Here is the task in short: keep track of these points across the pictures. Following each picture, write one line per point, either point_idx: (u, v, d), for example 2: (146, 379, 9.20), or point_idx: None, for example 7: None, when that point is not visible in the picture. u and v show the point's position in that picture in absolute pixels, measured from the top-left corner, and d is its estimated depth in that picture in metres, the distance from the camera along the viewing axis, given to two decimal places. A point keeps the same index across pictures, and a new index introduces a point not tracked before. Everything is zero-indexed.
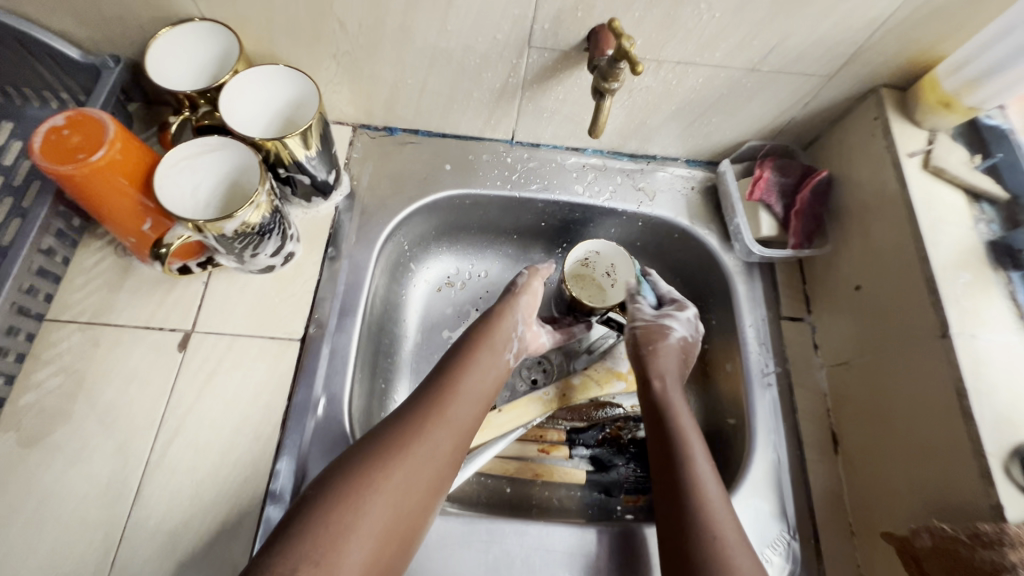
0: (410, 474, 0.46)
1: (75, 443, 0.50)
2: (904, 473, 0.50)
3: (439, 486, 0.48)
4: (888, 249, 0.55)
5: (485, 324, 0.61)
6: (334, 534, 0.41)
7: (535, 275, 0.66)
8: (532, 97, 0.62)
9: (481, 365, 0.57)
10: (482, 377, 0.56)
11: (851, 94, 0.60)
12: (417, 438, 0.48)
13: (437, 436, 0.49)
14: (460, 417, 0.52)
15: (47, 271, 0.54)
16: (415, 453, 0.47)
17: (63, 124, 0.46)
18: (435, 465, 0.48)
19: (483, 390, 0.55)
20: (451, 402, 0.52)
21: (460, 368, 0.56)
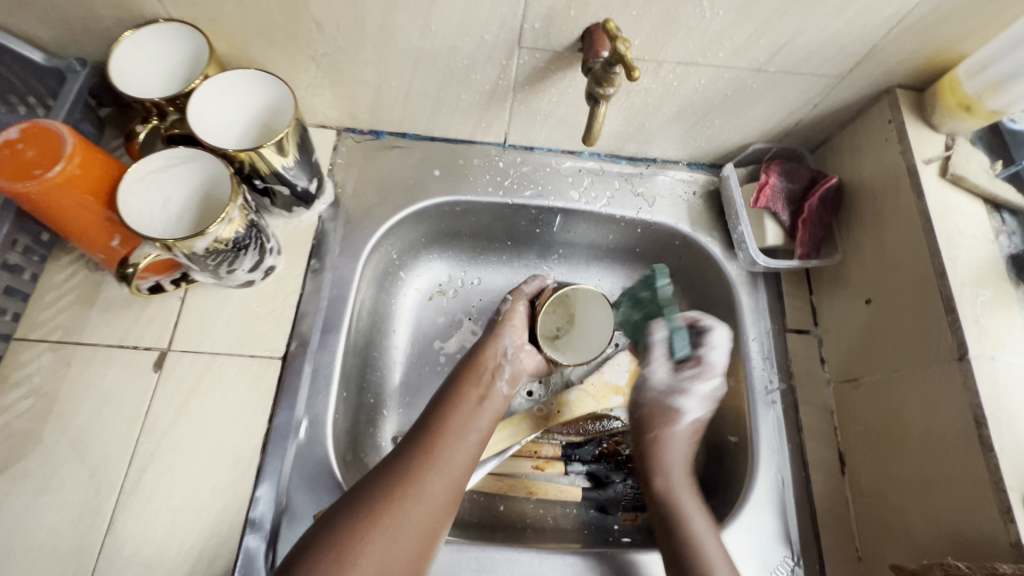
0: (393, 539, 0.46)
1: (45, 470, 0.48)
2: (916, 501, 0.47)
3: (427, 543, 0.48)
4: (902, 262, 0.52)
5: (471, 364, 0.59)
6: None
7: (520, 298, 0.63)
8: (525, 99, 0.58)
9: (469, 404, 0.56)
10: (471, 417, 0.55)
11: (863, 94, 0.56)
12: (399, 495, 0.47)
13: (422, 492, 0.48)
14: (447, 466, 0.51)
15: (14, 288, 0.51)
16: (398, 516, 0.47)
17: (18, 137, 0.43)
18: (430, 509, 0.48)
19: (474, 432, 0.54)
20: (445, 443, 0.52)
21: (446, 413, 0.55)
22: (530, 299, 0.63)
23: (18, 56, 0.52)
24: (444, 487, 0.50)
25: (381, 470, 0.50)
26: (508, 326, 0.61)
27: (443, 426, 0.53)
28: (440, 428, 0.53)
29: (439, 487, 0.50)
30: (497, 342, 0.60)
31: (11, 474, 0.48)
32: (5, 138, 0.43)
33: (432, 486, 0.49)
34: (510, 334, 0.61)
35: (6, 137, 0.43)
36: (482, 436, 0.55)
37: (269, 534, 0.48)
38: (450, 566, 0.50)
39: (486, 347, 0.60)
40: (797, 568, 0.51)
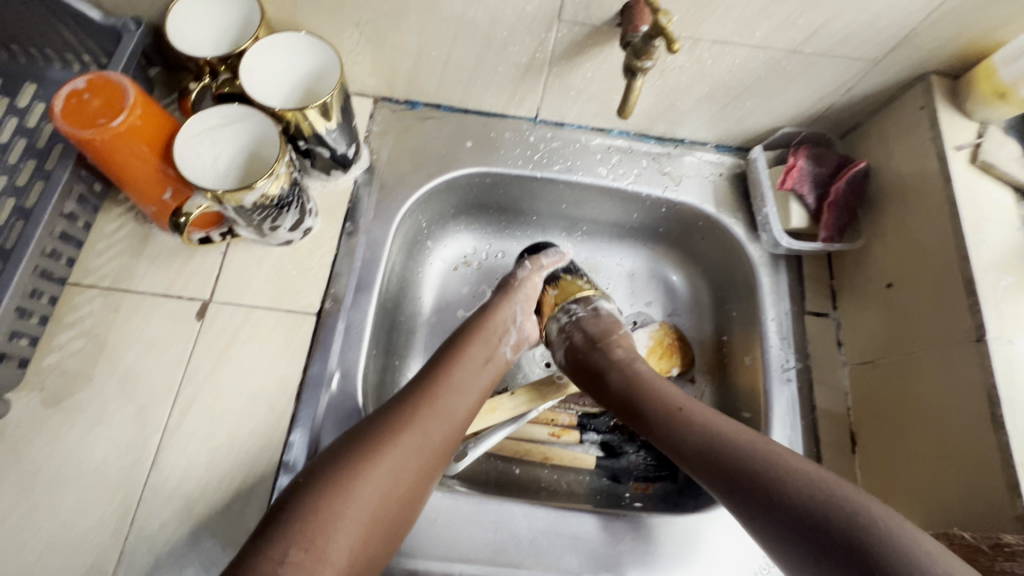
0: (393, 478, 0.44)
1: (95, 405, 0.51)
2: (925, 478, 0.49)
3: (424, 487, 0.46)
4: (926, 247, 0.53)
5: (481, 322, 0.58)
6: (323, 520, 0.40)
7: (537, 269, 0.64)
8: (559, 74, 0.59)
9: (473, 360, 0.55)
10: (475, 373, 0.54)
11: (897, 80, 0.56)
12: (399, 438, 0.46)
13: (423, 438, 0.47)
14: (447, 418, 0.49)
15: (69, 235, 0.54)
16: (397, 457, 0.45)
17: (84, 88, 0.46)
18: (425, 455, 0.46)
19: (475, 389, 0.53)
20: (445, 393, 0.51)
21: (446, 367, 0.53)
22: (546, 272, 0.65)
23: (76, 13, 0.54)
24: (444, 437, 0.48)
25: (377, 417, 0.47)
26: (522, 293, 0.62)
27: (444, 379, 0.52)
28: (440, 382, 0.51)
29: (438, 435, 0.48)
30: (508, 306, 0.60)
31: (64, 407, 0.51)
32: (73, 88, 0.45)
33: (434, 434, 0.48)
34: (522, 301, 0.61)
35: (73, 87, 0.45)
36: (482, 392, 0.54)
37: None
38: (471, 517, 0.52)
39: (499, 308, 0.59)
40: None
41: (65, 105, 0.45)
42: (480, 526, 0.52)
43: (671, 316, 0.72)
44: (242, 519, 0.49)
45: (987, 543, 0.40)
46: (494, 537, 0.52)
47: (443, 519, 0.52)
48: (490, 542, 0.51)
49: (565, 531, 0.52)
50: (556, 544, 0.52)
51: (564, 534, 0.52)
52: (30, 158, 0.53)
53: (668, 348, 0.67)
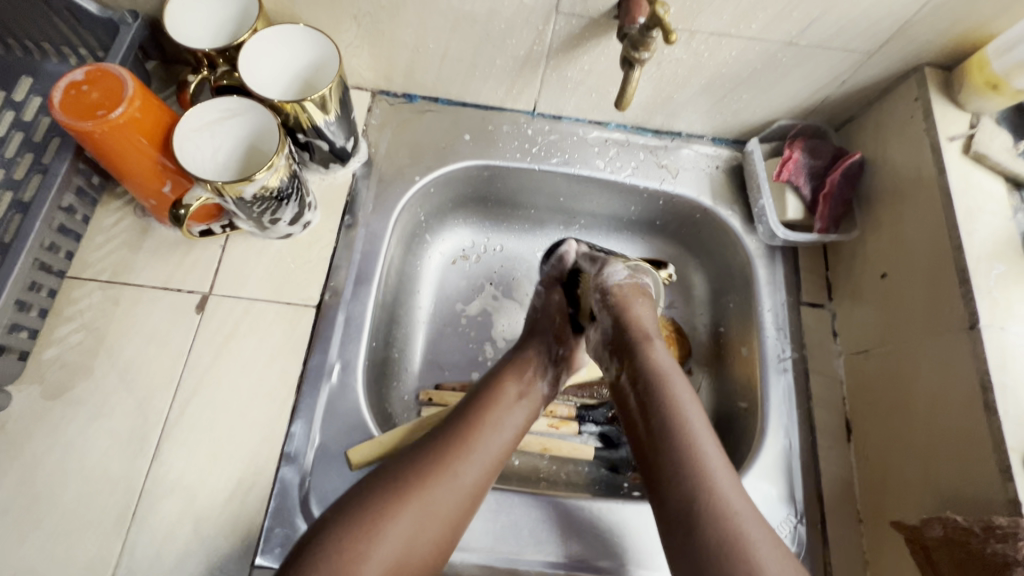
0: (418, 527, 0.44)
1: (96, 398, 0.51)
2: (919, 464, 0.49)
3: (454, 535, 0.46)
4: (919, 237, 0.53)
5: (511, 359, 0.57)
6: (348, 562, 0.41)
7: (550, 284, 0.65)
8: (557, 66, 0.60)
9: (510, 398, 0.53)
10: (512, 411, 0.53)
11: (892, 72, 0.57)
12: (430, 482, 0.45)
13: (454, 482, 0.46)
14: (480, 459, 0.49)
15: (68, 229, 0.54)
16: (427, 503, 0.44)
17: (82, 80, 0.46)
18: (457, 500, 0.46)
19: (511, 427, 0.52)
20: (483, 433, 0.50)
21: (482, 404, 0.52)
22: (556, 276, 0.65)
23: (72, 5, 0.54)
24: (477, 479, 0.47)
25: (409, 457, 0.47)
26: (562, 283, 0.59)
27: (479, 417, 0.51)
28: (476, 419, 0.51)
29: (470, 477, 0.47)
30: (536, 296, 0.58)
31: (65, 400, 0.51)
32: (71, 79, 0.45)
33: (464, 476, 0.47)
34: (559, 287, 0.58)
35: (72, 79, 0.45)
36: (518, 431, 0.52)
37: (302, 468, 0.51)
38: None
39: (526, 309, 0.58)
40: (800, 525, 0.53)
41: (64, 97, 0.45)
42: (480, 515, 0.52)
43: (669, 308, 0.73)
44: (243, 509, 0.49)
45: (979, 525, 0.41)
46: (494, 526, 0.52)
47: None
48: (490, 531, 0.52)
49: (564, 519, 0.53)
50: (556, 532, 0.52)
51: (563, 522, 0.53)
52: (27, 151, 0.53)
53: (664, 339, 0.67)
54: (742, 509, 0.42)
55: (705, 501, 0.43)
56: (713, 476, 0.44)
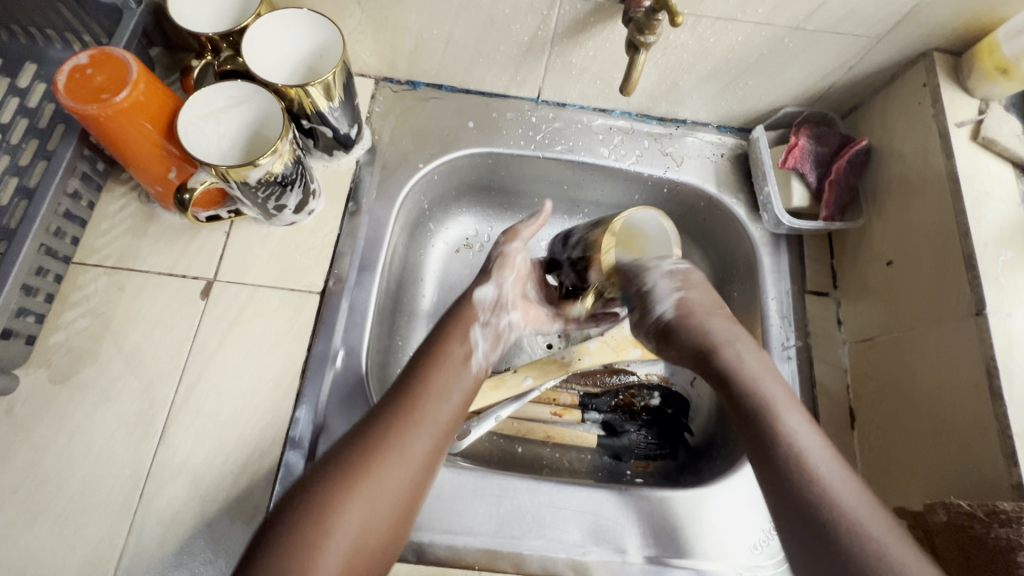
0: (370, 510, 0.41)
1: (103, 382, 0.52)
2: (923, 449, 0.49)
3: (410, 507, 0.43)
4: (926, 225, 0.53)
5: (453, 318, 0.54)
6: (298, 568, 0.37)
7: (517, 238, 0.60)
8: (562, 52, 0.59)
9: (454, 363, 0.51)
10: (456, 374, 0.50)
11: (900, 57, 0.56)
12: (376, 458, 0.42)
13: (403, 455, 0.43)
14: (431, 427, 0.46)
15: (73, 214, 0.54)
16: (376, 483, 0.42)
17: (86, 63, 0.45)
18: (408, 471, 0.43)
19: (457, 391, 0.50)
20: (425, 400, 0.47)
21: (424, 372, 0.49)
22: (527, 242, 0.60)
23: None
24: (427, 449, 0.45)
25: (350, 437, 0.44)
26: (499, 272, 0.58)
27: (421, 387, 0.48)
28: (419, 389, 0.48)
29: (420, 448, 0.45)
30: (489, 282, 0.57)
31: (72, 384, 0.51)
32: (76, 63, 0.45)
33: (414, 450, 0.44)
34: (497, 277, 0.57)
35: (76, 63, 0.45)
36: (465, 396, 0.50)
37: (307, 452, 0.52)
38: (475, 491, 0.53)
39: (476, 295, 0.56)
40: None
41: (69, 80, 0.44)
42: (484, 499, 0.53)
43: None
44: (249, 494, 0.49)
45: (982, 509, 0.41)
46: (498, 510, 0.52)
47: (448, 493, 0.52)
48: (494, 515, 0.52)
49: (566, 504, 0.53)
50: (558, 517, 0.53)
51: (565, 507, 0.53)
52: (32, 137, 0.53)
53: None
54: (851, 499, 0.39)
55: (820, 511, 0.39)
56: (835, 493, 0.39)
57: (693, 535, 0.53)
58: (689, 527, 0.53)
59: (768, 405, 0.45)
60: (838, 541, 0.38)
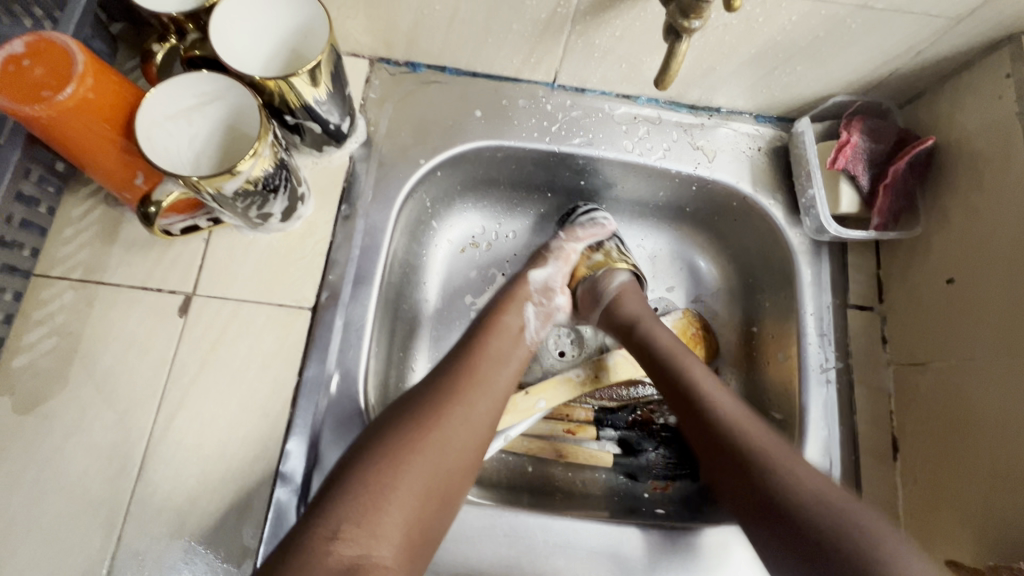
0: (441, 456, 0.44)
1: (73, 411, 0.47)
2: (986, 497, 0.44)
3: (476, 461, 0.46)
4: (998, 243, 0.46)
5: (510, 292, 0.57)
6: (375, 494, 0.40)
7: (571, 238, 0.62)
8: (584, 32, 0.51)
9: (512, 332, 0.54)
10: (511, 345, 0.53)
11: (979, 42, 0.48)
12: (447, 411, 0.46)
13: (469, 411, 0.47)
14: (490, 391, 0.49)
15: (31, 221, 0.48)
16: (445, 432, 0.44)
17: (22, 52, 0.38)
18: (472, 426, 0.46)
19: (514, 359, 0.53)
20: (485, 365, 0.50)
21: (484, 337, 0.53)
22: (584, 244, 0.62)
23: None
24: (489, 409, 0.48)
25: (416, 394, 0.47)
26: (554, 262, 0.61)
27: (482, 350, 0.51)
28: (479, 352, 0.51)
29: (483, 408, 0.48)
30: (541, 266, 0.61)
31: (38, 413, 0.46)
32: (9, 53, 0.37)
33: (478, 408, 0.47)
34: (554, 263, 0.61)
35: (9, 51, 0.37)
36: (521, 363, 0.53)
37: (300, 488, 0.47)
38: (484, 529, 0.49)
39: (531, 276, 0.59)
40: None
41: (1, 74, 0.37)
42: (493, 539, 0.49)
43: (694, 302, 0.67)
44: (238, 535, 0.45)
45: None
46: (508, 551, 0.48)
47: (454, 532, 0.48)
48: (503, 557, 0.48)
49: (583, 544, 0.49)
50: (574, 558, 0.49)
51: (583, 547, 0.49)
52: None
53: (691, 338, 0.63)
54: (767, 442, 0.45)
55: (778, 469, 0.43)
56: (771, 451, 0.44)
57: None
58: (715, 571, 0.49)
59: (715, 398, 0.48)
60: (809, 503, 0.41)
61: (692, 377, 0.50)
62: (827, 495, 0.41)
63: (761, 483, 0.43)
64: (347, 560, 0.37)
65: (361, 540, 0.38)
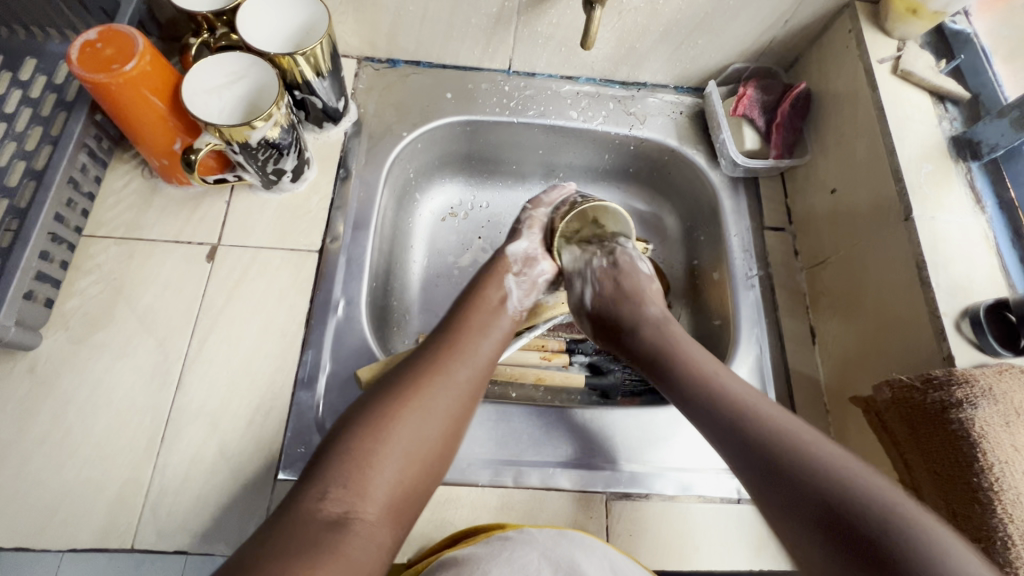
0: (423, 422, 0.45)
1: (119, 340, 0.55)
2: (873, 347, 0.55)
3: (460, 426, 0.47)
4: (860, 153, 0.59)
5: (490, 267, 0.61)
6: (363, 458, 0.41)
7: (539, 205, 0.66)
8: (528, 22, 0.65)
9: (491, 304, 0.57)
10: (493, 316, 0.56)
11: (827, 10, 0.63)
12: (427, 381, 0.47)
13: (450, 380, 0.48)
14: (473, 360, 0.51)
15: (82, 188, 0.58)
16: (427, 399, 0.46)
17: (96, 39, 0.50)
18: (455, 392, 0.48)
19: (496, 330, 0.55)
20: (465, 338, 0.53)
21: (464, 314, 0.55)
22: (552, 207, 0.66)
23: None
24: (472, 376, 0.50)
25: (399, 369, 0.49)
26: (527, 230, 0.64)
27: (464, 324, 0.54)
28: (461, 326, 0.54)
29: (464, 375, 0.49)
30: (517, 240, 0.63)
31: (89, 343, 0.55)
32: (86, 39, 0.49)
33: (459, 376, 0.49)
34: (527, 234, 0.64)
35: (86, 39, 0.49)
36: (505, 333, 0.56)
37: (316, 392, 0.56)
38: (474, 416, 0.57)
39: (509, 249, 0.62)
40: None
41: (80, 54, 0.49)
42: (482, 424, 0.57)
43: (647, 251, 0.78)
44: (264, 431, 0.53)
45: (920, 380, 0.46)
46: (496, 433, 0.57)
47: None
48: (492, 438, 0.57)
49: (560, 424, 0.58)
50: (551, 435, 0.57)
51: (560, 427, 0.58)
52: (37, 124, 0.57)
53: None
54: (774, 413, 0.45)
55: (738, 422, 0.45)
56: (768, 418, 0.44)
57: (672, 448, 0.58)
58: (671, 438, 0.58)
59: (702, 369, 0.50)
60: (784, 457, 0.41)
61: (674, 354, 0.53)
62: (816, 447, 0.41)
63: (761, 450, 0.42)
64: (333, 516, 0.38)
65: (348, 499, 0.39)
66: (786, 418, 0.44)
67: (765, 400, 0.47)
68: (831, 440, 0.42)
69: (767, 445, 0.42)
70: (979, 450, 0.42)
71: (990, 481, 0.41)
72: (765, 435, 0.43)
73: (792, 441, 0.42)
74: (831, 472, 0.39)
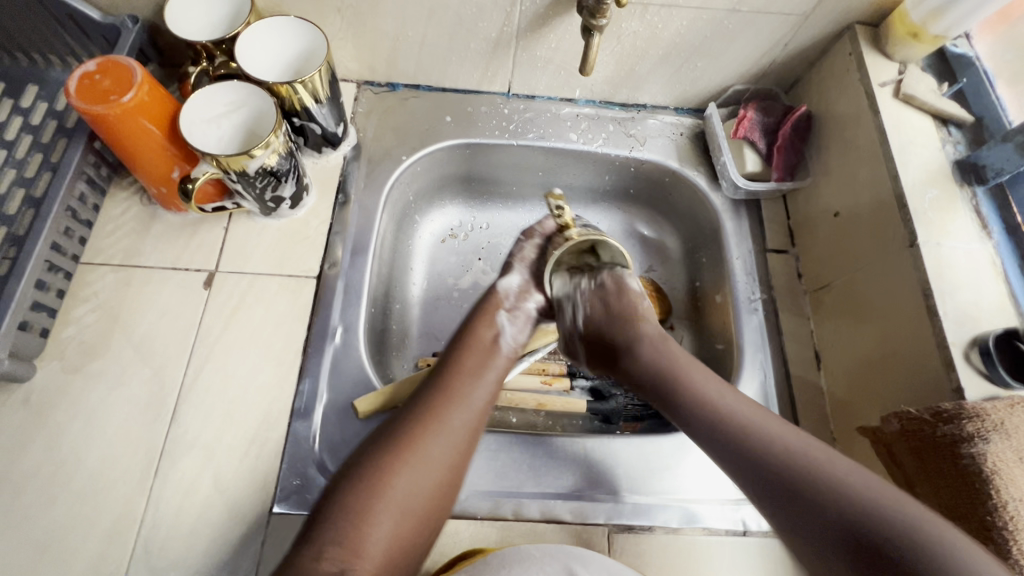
0: (418, 477, 0.44)
1: (114, 369, 0.55)
2: (880, 375, 0.54)
3: (458, 475, 0.46)
4: (863, 176, 0.59)
5: (482, 306, 0.58)
6: (359, 516, 0.41)
7: (532, 237, 0.62)
8: (527, 46, 0.65)
9: (485, 343, 0.55)
10: (487, 356, 0.54)
11: (827, 33, 0.63)
12: (422, 432, 0.46)
13: (444, 429, 0.47)
14: (469, 405, 0.50)
15: (80, 216, 0.58)
16: (421, 452, 0.45)
17: (95, 70, 0.50)
18: (450, 442, 0.47)
19: (492, 369, 0.53)
20: (460, 381, 0.51)
21: (459, 354, 0.54)
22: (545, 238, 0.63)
23: (75, 12, 0.58)
24: (468, 422, 0.48)
25: (396, 419, 0.48)
26: (518, 266, 0.61)
27: (458, 366, 0.52)
28: (455, 369, 0.52)
29: (461, 423, 0.48)
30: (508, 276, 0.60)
31: (84, 373, 0.54)
32: (85, 71, 0.50)
33: (454, 424, 0.48)
34: (518, 267, 0.61)
35: (86, 70, 0.50)
36: (502, 372, 0.54)
37: (313, 422, 0.55)
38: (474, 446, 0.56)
39: (500, 285, 0.60)
40: None
41: (79, 86, 0.49)
42: (482, 454, 0.56)
43: (647, 272, 0.77)
44: (258, 463, 0.52)
45: (929, 413, 0.45)
46: (495, 464, 0.56)
47: None
48: (491, 468, 0.55)
49: (561, 453, 0.57)
50: (553, 465, 0.56)
51: (561, 455, 0.57)
52: (36, 152, 0.57)
53: (647, 297, 0.72)
54: (759, 418, 0.46)
55: (712, 423, 0.47)
56: (750, 423, 0.45)
57: (677, 477, 0.56)
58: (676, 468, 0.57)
59: (680, 375, 0.51)
60: (779, 465, 0.42)
61: (659, 361, 0.53)
62: (803, 451, 0.42)
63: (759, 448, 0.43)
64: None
65: (344, 556, 0.39)
66: (757, 417, 0.46)
67: (740, 399, 0.48)
68: (833, 451, 0.42)
69: (765, 454, 0.43)
70: (992, 487, 0.41)
71: (1005, 521, 0.40)
72: (753, 441, 0.44)
73: (774, 446, 0.43)
74: (825, 480, 0.40)
